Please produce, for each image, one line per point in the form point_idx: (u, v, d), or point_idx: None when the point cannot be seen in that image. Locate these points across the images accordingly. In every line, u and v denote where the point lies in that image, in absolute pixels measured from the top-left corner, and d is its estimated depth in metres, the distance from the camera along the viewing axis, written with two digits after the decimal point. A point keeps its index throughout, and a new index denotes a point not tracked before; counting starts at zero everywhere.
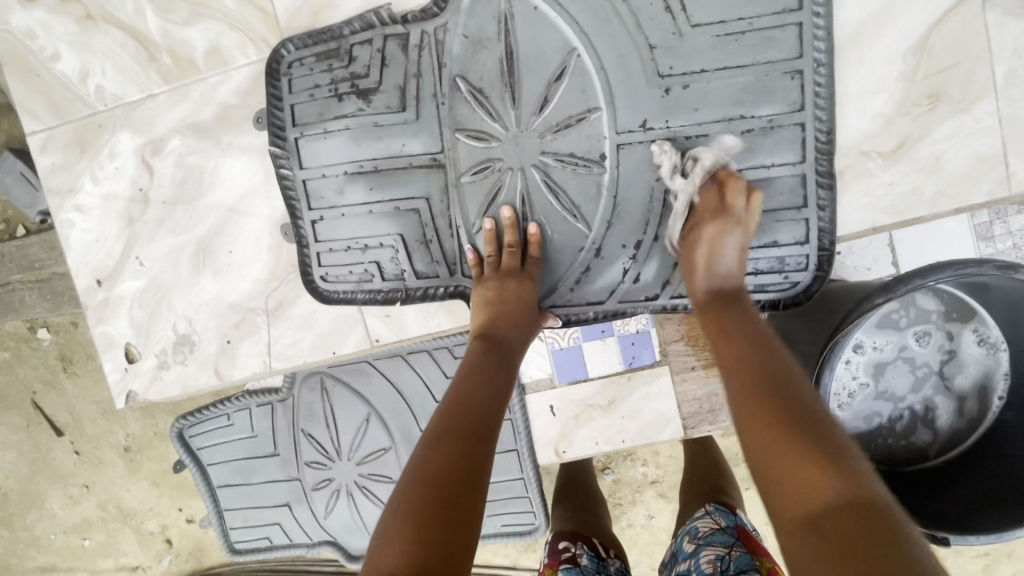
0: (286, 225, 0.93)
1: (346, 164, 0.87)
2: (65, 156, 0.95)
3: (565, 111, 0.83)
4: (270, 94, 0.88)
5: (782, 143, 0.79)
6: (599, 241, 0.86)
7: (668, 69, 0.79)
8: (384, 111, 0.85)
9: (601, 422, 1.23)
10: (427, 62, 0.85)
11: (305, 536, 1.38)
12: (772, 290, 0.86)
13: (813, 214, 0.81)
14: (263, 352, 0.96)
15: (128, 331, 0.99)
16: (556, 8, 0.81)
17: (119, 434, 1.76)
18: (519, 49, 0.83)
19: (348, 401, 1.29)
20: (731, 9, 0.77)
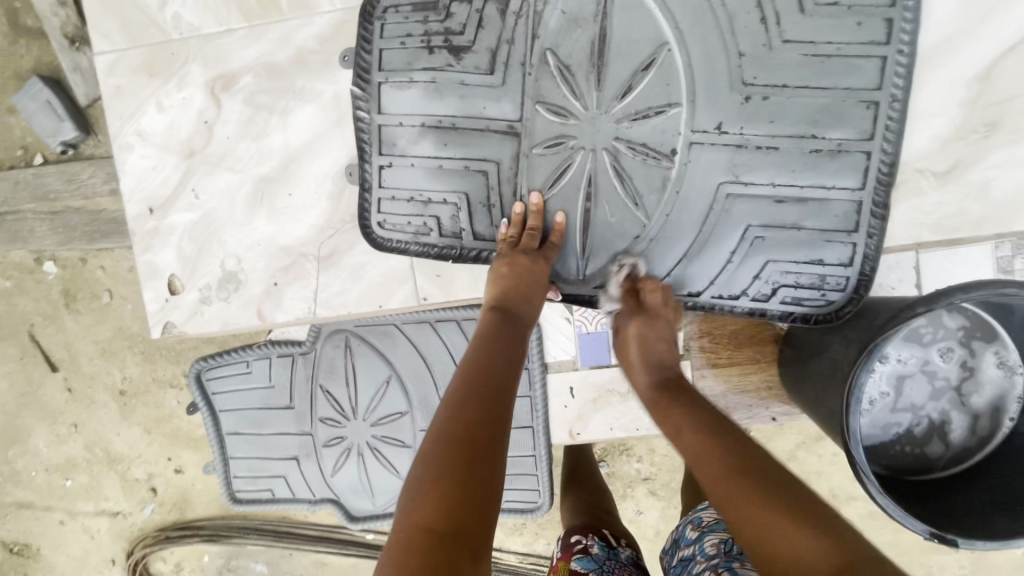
0: (351, 167, 0.93)
1: (424, 117, 0.89)
2: (132, 80, 0.95)
3: (646, 101, 0.85)
4: (360, 36, 0.89)
5: (845, 167, 0.83)
6: (654, 233, 0.89)
7: (752, 78, 0.82)
8: (472, 70, 0.87)
9: (619, 409, 1.26)
10: (522, 31, 0.86)
11: (308, 492, 1.39)
12: (808, 305, 0.89)
13: (861, 239, 0.85)
14: (308, 299, 0.97)
15: (173, 262, 0.99)
16: (657, 3, 0.83)
17: (117, 376, 1.74)
18: (613, 35, 0.85)
19: (370, 362, 1.30)
20: (824, 31, 0.81)
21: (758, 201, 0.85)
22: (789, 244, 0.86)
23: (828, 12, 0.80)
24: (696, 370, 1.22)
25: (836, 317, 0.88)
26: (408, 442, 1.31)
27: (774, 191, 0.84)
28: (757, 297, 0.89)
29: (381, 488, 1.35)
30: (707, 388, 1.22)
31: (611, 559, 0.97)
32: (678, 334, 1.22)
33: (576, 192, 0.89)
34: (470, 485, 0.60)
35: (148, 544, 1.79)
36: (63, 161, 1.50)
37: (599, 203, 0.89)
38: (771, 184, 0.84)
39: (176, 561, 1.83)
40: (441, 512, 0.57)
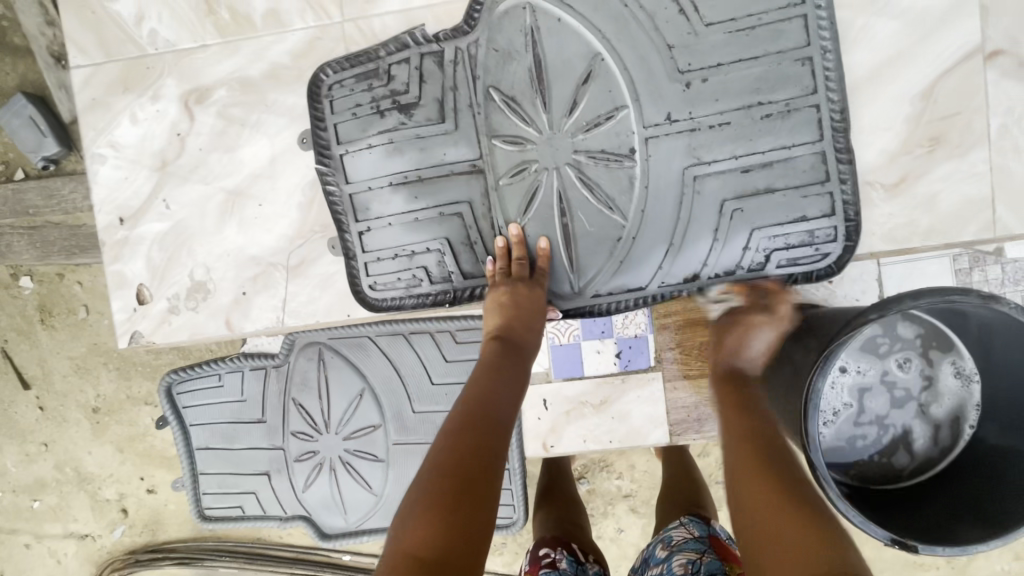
0: (333, 240, 0.96)
1: (391, 175, 0.92)
2: (107, 93, 0.97)
3: (594, 110, 0.89)
4: (312, 114, 0.92)
5: (799, 125, 0.86)
6: (634, 231, 0.90)
7: (687, 65, 0.86)
8: (425, 123, 0.90)
9: (590, 420, 1.26)
10: (463, 74, 0.90)
11: (279, 509, 1.36)
12: (805, 264, 0.90)
13: (835, 187, 0.87)
14: (277, 308, 0.97)
15: (142, 271, 0.99)
16: (579, 19, 0.87)
17: (90, 393, 1.72)
18: (548, 59, 0.88)
19: (344, 374, 1.29)
20: (740, 7, 0.84)
21: (724, 176, 0.87)
22: (770, 210, 0.88)
23: None
24: (668, 382, 1.23)
25: (829, 271, 0.90)
26: (381, 456, 1.30)
27: (738, 162, 0.87)
28: (751, 268, 0.91)
29: (354, 504, 1.34)
30: (680, 399, 1.23)
31: None
32: (649, 345, 1.24)
33: (551, 212, 0.92)
34: (460, 508, 0.62)
35: (116, 568, 1.75)
36: (43, 176, 1.52)
37: (573, 218, 0.91)
38: (733, 157, 0.87)
39: None
40: (428, 539, 0.59)
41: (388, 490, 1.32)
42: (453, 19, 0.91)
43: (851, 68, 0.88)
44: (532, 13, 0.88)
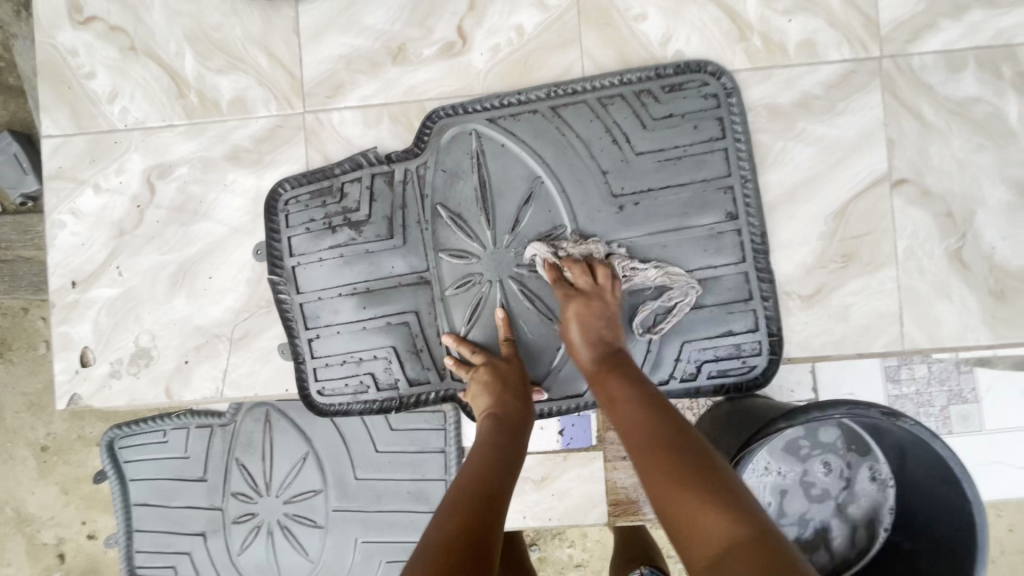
0: (282, 346, 0.99)
1: (341, 287, 0.97)
2: (75, 162, 1.01)
3: (535, 228, 0.96)
4: (268, 226, 0.98)
5: (723, 246, 0.93)
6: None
7: (620, 190, 0.95)
8: (375, 238, 0.96)
9: (532, 497, 1.27)
10: (413, 194, 0.97)
11: (212, 572, 1.33)
12: (733, 375, 0.95)
13: (758, 305, 0.93)
14: (217, 378, 0.99)
15: (89, 334, 1.01)
16: (522, 145, 0.96)
17: (40, 433, 1.79)
18: (491, 181, 0.96)
19: (289, 437, 1.30)
20: (667, 139, 0.94)
21: (654, 292, 0.94)
22: (698, 322, 0.94)
23: (666, 124, 0.94)
24: (608, 462, 1.26)
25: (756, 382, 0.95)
26: (319, 522, 1.30)
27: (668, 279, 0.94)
28: (684, 377, 0.96)
29: (289, 571, 1.31)
30: (619, 479, 1.26)
31: None
32: (591, 425, 1.27)
33: (492, 321, 0.97)
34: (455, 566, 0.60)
35: None
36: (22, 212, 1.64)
37: (518, 323, 0.96)
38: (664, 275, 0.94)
39: None
40: None
41: (325, 557, 1.31)
42: (408, 121, 0.98)
43: (766, 188, 0.95)
44: (478, 138, 0.96)
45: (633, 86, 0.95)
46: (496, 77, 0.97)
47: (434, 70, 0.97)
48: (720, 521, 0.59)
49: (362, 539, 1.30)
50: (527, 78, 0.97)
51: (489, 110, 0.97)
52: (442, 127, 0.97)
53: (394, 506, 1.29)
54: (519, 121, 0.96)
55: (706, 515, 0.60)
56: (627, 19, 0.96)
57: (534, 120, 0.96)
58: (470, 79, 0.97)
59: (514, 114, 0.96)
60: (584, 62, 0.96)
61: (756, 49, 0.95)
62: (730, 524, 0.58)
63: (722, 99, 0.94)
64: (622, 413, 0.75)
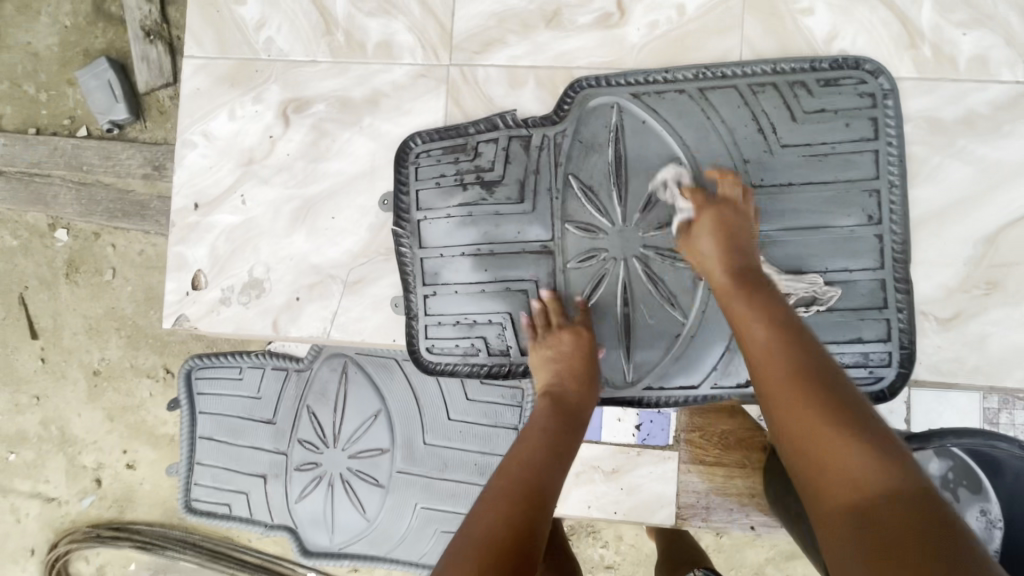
0: (396, 299, 0.98)
1: (464, 246, 0.95)
2: (213, 86, 1.01)
3: (666, 210, 0.91)
4: (397, 180, 0.96)
5: (861, 250, 0.88)
6: (693, 330, 0.92)
7: (759, 180, 0.89)
8: (505, 201, 0.94)
9: (600, 487, 1.26)
10: (547, 160, 0.93)
11: (267, 515, 1.34)
12: (857, 385, 0.90)
13: (892, 315, 0.89)
14: (325, 319, 0.98)
15: (203, 258, 1.01)
16: (663, 124, 0.91)
17: (95, 355, 1.87)
18: (627, 156, 0.92)
19: (364, 392, 1.30)
20: (816, 133, 0.89)
21: (785, 289, 0.90)
22: (828, 326, 0.90)
23: (818, 118, 0.89)
24: (682, 464, 1.25)
25: (881, 396, 0.90)
26: (381, 482, 1.29)
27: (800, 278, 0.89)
28: None
29: (344, 525, 1.32)
30: (691, 483, 1.24)
31: None
32: (670, 424, 1.25)
33: (614, 299, 0.94)
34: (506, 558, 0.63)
35: (74, 540, 1.88)
36: (105, 138, 1.77)
37: (638, 305, 0.93)
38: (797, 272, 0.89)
39: (98, 563, 1.93)
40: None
41: (382, 517, 1.30)
42: (554, 87, 0.96)
43: (916, 203, 0.91)
44: (619, 113, 0.92)
45: (787, 76, 0.90)
46: (651, 53, 0.94)
47: (589, 38, 0.95)
48: (862, 468, 0.55)
49: (422, 505, 1.29)
50: (682, 58, 0.94)
51: (633, 85, 0.93)
52: (585, 97, 0.93)
53: (458, 477, 1.28)
54: (663, 99, 0.92)
55: (849, 455, 0.56)
56: (794, 11, 0.93)
57: (678, 100, 0.91)
58: (623, 52, 0.95)
59: (659, 91, 0.92)
60: (744, 49, 0.93)
61: (924, 59, 0.91)
62: (869, 472, 0.54)
63: (878, 99, 0.89)
64: (760, 339, 0.72)
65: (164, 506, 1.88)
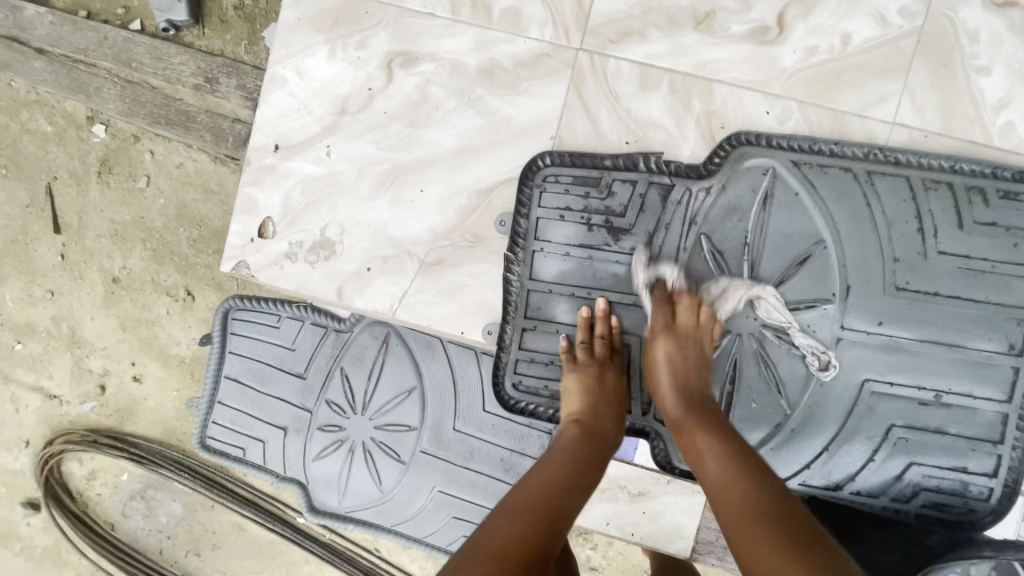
0: (490, 326, 0.93)
1: (577, 288, 0.91)
2: (318, 20, 0.94)
3: (798, 294, 0.86)
4: (518, 201, 0.90)
5: (994, 379, 0.83)
6: (795, 424, 0.88)
7: (904, 283, 0.83)
8: (629, 253, 0.89)
9: (621, 506, 1.24)
10: (681, 216, 0.87)
11: (280, 467, 1.32)
12: (948, 510, 0.87)
13: (1005, 452, 0.85)
14: (393, 296, 0.93)
15: (275, 205, 0.96)
16: (817, 202, 0.84)
17: (117, 262, 1.81)
18: (767, 230, 0.86)
19: (402, 368, 1.25)
20: (980, 248, 0.83)
21: (900, 401, 0.85)
22: (938, 449, 0.85)
23: (985, 231, 0.83)
24: (709, 501, 1.22)
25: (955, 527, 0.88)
26: (403, 458, 1.26)
27: (918, 394, 0.85)
28: (895, 496, 0.88)
29: (355, 492, 1.30)
30: (713, 521, 1.22)
31: None
32: None
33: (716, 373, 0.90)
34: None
35: (70, 441, 1.85)
36: (160, 37, 1.65)
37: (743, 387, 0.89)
38: (917, 387, 0.85)
39: (90, 467, 1.89)
40: None
41: (396, 492, 1.28)
42: (688, 96, 0.89)
43: None
44: (771, 179, 0.86)
45: (964, 177, 0.83)
46: (800, 83, 0.87)
47: (735, 51, 0.88)
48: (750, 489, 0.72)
49: (440, 489, 1.26)
50: (830, 96, 0.87)
51: (796, 152, 0.86)
52: (740, 154, 0.87)
53: (481, 469, 1.25)
54: (822, 173, 0.85)
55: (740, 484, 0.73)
56: (968, 67, 0.85)
57: (842, 178, 0.85)
58: (771, 75, 0.88)
59: (822, 164, 0.85)
60: (901, 99, 0.87)
61: None
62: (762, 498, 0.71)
63: None
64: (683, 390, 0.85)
65: (164, 425, 1.86)
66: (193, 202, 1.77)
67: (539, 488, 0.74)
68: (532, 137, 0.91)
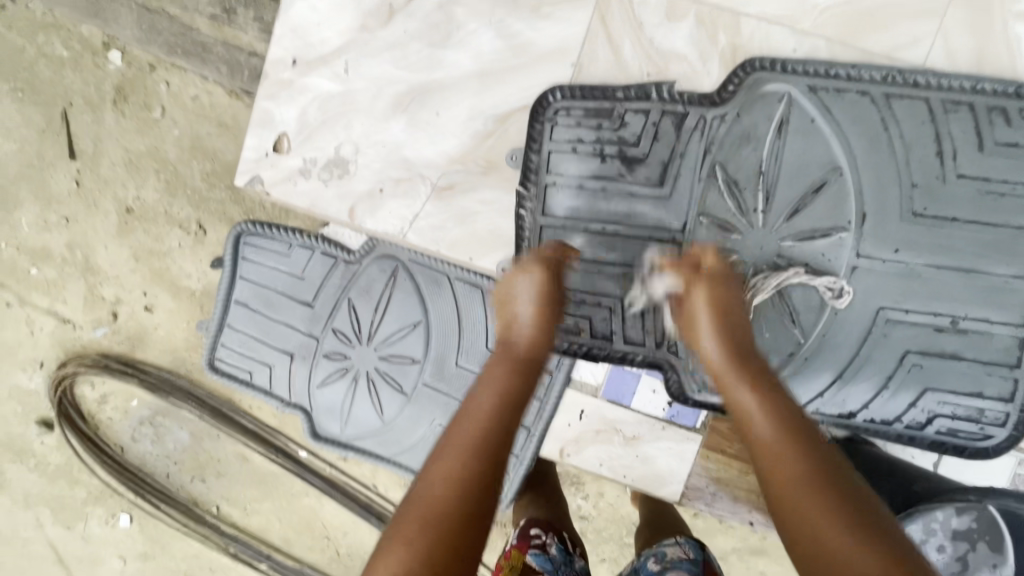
0: (503, 262, 1.00)
1: (590, 222, 0.94)
2: None
3: (813, 223, 0.89)
4: (529, 136, 0.92)
5: (1013, 305, 0.88)
6: (808, 352, 0.93)
7: (922, 209, 0.87)
8: (642, 182, 0.92)
9: (615, 449, 1.27)
10: (696, 144, 0.90)
11: (285, 392, 1.36)
12: (962, 436, 0.94)
13: (1021, 375, 0.90)
14: (404, 219, 0.98)
15: (291, 120, 0.98)
16: (834, 128, 0.87)
17: (131, 192, 1.82)
18: (784, 155, 0.88)
19: (408, 300, 1.27)
20: (998, 169, 0.86)
21: (915, 329, 0.90)
22: (949, 374, 0.91)
23: (1006, 152, 0.86)
24: (702, 449, 1.25)
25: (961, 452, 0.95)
26: (405, 390, 1.30)
27: (935, 321, 0.90)
28: (909, 424, 0.94)
29: (357, 421, 1.34)
30: (705, 469, 1.25)
31: (566, 564, 1.07)
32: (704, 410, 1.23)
33: None
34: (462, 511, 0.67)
35: (82, 365, 1.87)
36: None
37: (755, 317, 0.93)
38: (933, 314, 0.90)
39: (102, 391, 1.93)
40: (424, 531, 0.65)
41: (397, 423, 1.32)
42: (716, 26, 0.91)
43: None
44: (787, 105, 0.88)
45: (986, 97, 0.86)
46: (831, 20, 0.89)
47: None
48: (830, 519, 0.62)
49: (439, 423, 1.30)
50: (863, 36, 0.89)
51: (812, 76, 0.88)
52: (755, 80, 0.88)
53: None
54: (840, 98, 0.87)
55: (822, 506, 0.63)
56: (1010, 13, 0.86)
57: (858, 103, 0.87)
58: (800, 11, 0.89)
59: (838, 89, 0.87)
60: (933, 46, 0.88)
61: None
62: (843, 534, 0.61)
63: None
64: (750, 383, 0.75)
65: (174, 355, 1.90)
66: (208, 136, 1.78)
67: (476, 429, 0.73)
68: (553, 63, 0.93)
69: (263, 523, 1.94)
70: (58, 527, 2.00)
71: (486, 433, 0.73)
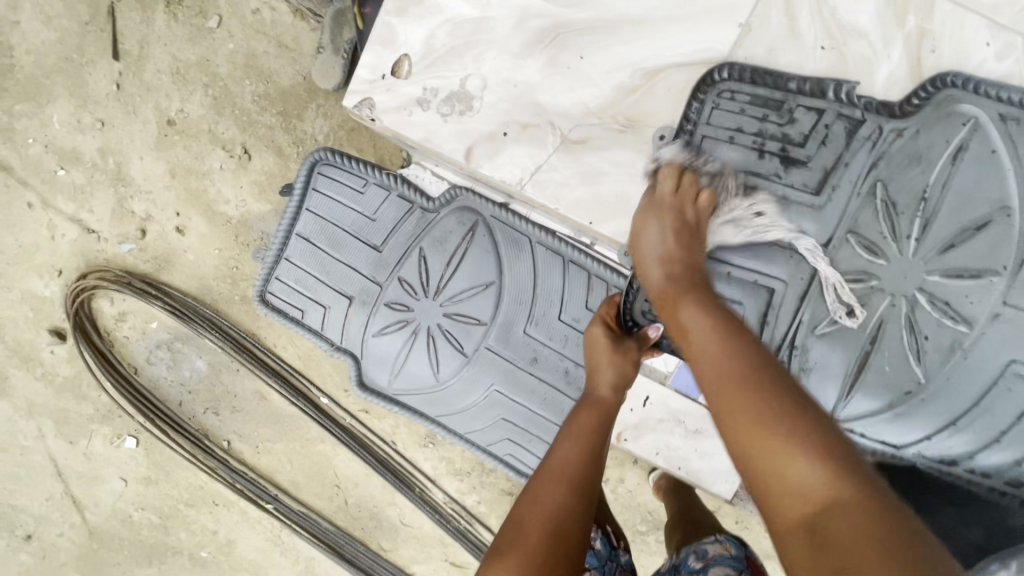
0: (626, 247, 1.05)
1: (729, 219, 0.95)
2: None
3: (966, 260, 0.85)
4: (686, 115, 0.98)
5: None
6: (927, 393, 0.89)
7: None
8: (798, 185, 0.91)
9: (673, 439, 1.24)
10: (864, 153, 0.89)
11: (336, 336, 1.29)
12: None
13: None
14: (525, 168, 1.08)
15: (415, 45, 1.09)
16: (1014, 162, 0.83)
17: (174, 103, 1.71)
18: (952, 184, 0.85)
19: (484, 258, 1.20)
20: None
21: None
22: None
23: None
24: None
25: None
26: (465, 351, 1.23)
27: None
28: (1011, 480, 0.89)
29: (408, 376, 1.28)
30: None
31: (611, 560, 1.03)
32: None
33: (862, 332, 0.91)
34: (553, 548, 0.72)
35: (104, 278, 1.76)
36: None
37: (882, 348, 0.90)
38: None
39: (121, 309, 1.84)
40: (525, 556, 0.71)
41: (451, 384, 1.26)
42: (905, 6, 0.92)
43: None
44: (971, 130, 0.85)
45: None
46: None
47: None
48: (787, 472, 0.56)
49: (496, 388, 1.24)
50: None
51: (1003, 105, 0.85)
52: (944, 97, 0.88)
53: (544, 376, 1.23)
54: None
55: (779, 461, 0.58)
56: None
57: None
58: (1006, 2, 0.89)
59: None
60: None
61: None
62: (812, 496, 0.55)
63: None
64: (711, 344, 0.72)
65: (201, 281, 1.79)
66: (265, 54, 1.67)
67: (559, 481, 0.79)
68: (718, 16, 0.98)
69: (274, 464, 1.89)
70: (60, 441, 1.92)
71: (567, 485, 0.79)
